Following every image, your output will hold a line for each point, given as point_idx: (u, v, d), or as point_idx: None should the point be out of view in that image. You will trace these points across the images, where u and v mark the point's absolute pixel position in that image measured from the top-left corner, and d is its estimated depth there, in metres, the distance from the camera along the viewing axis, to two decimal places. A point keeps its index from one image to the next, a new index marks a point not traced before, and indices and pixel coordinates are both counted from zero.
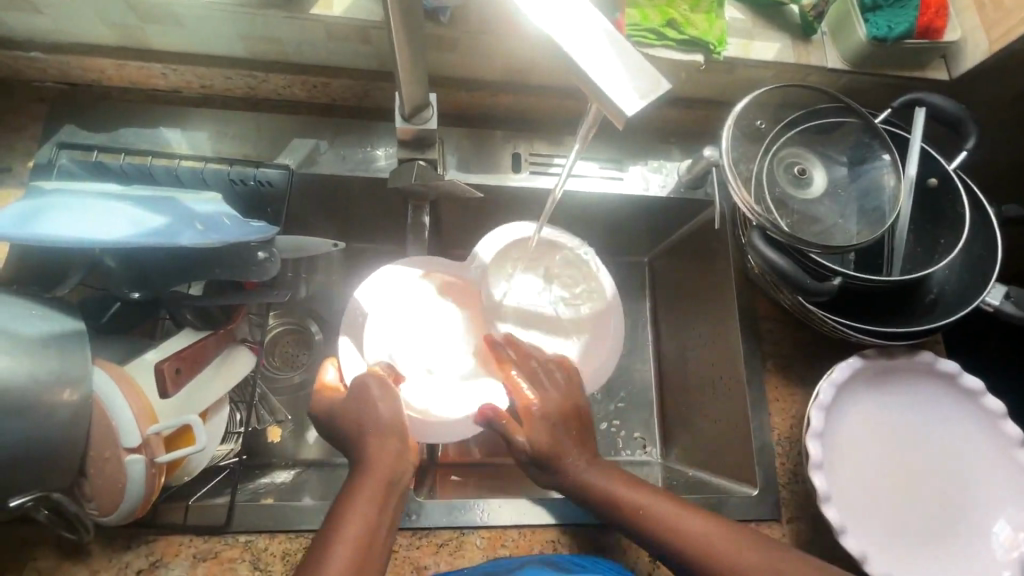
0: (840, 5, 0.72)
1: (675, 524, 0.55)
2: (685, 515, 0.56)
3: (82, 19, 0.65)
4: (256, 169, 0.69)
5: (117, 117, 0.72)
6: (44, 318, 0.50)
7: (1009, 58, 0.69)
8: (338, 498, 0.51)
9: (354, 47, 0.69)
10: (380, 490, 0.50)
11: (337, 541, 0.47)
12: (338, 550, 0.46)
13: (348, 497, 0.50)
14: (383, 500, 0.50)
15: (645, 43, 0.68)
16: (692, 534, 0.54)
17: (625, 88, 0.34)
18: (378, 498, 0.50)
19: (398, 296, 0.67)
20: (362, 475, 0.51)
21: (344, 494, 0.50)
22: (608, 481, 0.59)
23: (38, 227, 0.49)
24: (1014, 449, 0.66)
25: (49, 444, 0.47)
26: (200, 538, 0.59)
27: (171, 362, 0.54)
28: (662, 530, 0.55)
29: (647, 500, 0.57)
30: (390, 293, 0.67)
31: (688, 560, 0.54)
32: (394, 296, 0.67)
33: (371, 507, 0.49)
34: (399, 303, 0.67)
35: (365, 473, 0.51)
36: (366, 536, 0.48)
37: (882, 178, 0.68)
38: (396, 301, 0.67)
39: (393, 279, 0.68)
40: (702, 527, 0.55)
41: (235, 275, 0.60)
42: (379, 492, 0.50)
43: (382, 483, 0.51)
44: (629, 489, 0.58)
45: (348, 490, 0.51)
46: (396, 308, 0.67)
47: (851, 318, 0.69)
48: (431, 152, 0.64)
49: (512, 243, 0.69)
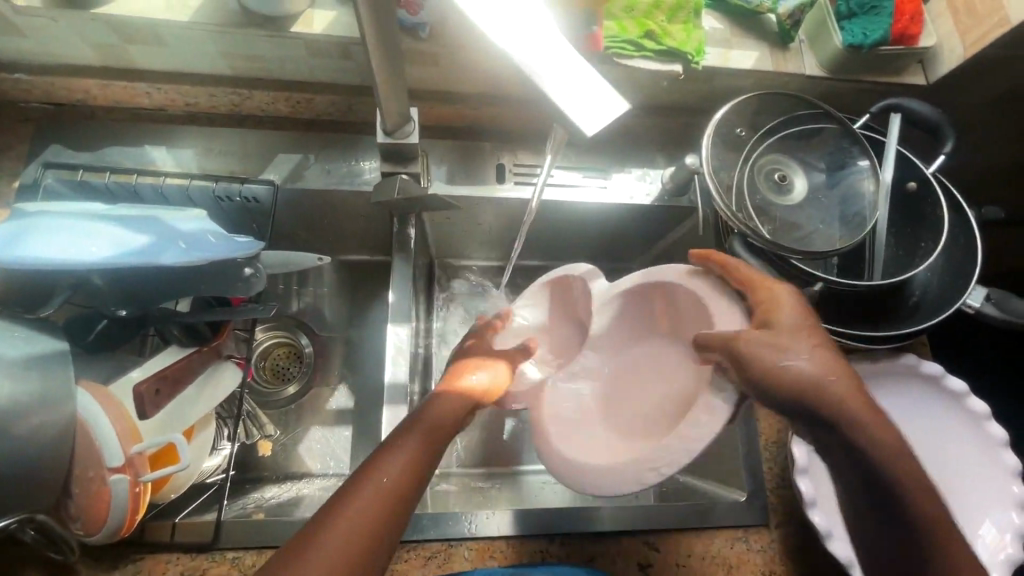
0: (815, 14, 0.73)
1: (890, 456, 0.47)
2: (913, 457, 0.48)
3: (64, 39, 0.65)
4: (242, 185, 0.69)
5: (102, 137, 0.72)
6: (25, 340, 0.50)
7: (984, 61, 0.70)
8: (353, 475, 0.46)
9: (336, 62, 0.70)
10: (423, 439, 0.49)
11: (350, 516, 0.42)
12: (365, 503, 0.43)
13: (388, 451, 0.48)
14: (432, 443, 0.49)
15: (624, 55, 0.69)
16: (906, 483, 0.46)
17: (588, 110, 0.35)
18: (427, 441, 0.49)
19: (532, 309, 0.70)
20: (416, 419, 0.51)
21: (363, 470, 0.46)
22: (877, 422, 0.48)
23: (19, 251, 0.50)
24: (999, 449, 0.67)
25: (29, 466, 0.47)
26: (187, 555, 0.60)
27: (150, 383, 0.54)
28: (881, 464, 0.47)
29: (885, 436, 0.47)
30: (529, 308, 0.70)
31: (886, 490, 0.47)
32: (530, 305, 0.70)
33: (422, 448, 0.49)
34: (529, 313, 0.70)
35: (418, 416, 0.51)
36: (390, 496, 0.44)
37: (861, 182, 0.69)
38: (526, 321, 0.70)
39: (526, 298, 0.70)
40: (926, 489, 0.47)
41: (220, 290, 0.61)
42: (427, 437, 0.50)
43: (430, 428, 0.50)
44: (888, 431, 0.48)
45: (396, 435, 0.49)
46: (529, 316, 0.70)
47: (834, 322, 0.69)
48: (413, 165, 0.66)
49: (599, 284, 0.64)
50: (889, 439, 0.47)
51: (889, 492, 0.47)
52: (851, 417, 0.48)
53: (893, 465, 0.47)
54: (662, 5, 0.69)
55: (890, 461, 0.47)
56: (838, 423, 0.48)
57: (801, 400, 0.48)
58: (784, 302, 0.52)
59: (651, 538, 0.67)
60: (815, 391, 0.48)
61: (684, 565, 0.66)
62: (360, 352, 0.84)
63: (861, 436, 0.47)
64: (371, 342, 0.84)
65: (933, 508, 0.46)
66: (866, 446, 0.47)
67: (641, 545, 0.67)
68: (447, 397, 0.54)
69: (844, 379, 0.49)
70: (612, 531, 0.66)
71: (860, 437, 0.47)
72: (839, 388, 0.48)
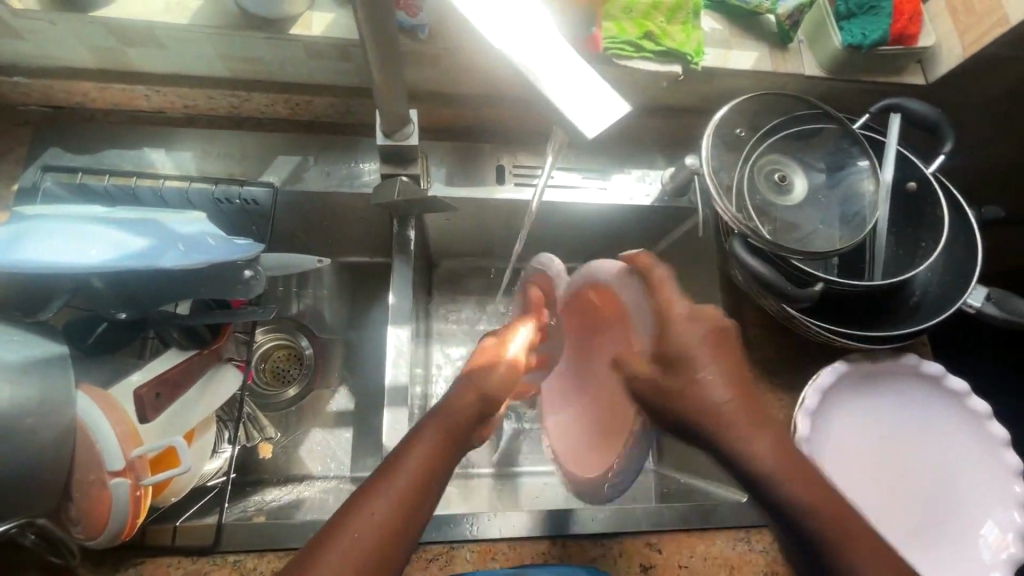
0: (815, 14, 0.73)
1: (772, 474, 0.47)
2: (805, 476, 0.47)
3: (62, 42, 0.65)
4: (242, 187, 0.70)
5: (101, 140, 0.72)
6: (25, 343, 0.50)
7: (983, 61, 0.70)
8: (359, 488, 0.45)
9: (336, 64, 0.70)
10: (438, 442, 0.49)
11: (359, 536, 0.42)
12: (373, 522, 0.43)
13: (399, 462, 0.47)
14: (446, 449, 0.49)
15: (623, 56, 0.68)
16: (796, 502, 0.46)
17: (588, 112, 0.35)
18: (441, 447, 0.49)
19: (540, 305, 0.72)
20: (430, 420, 0.51)
21: (372, 483, 0.45)
22: (760, 438, 0.48)
23: (18, 254, 0.50)
24: (1001, 449, 0.67)
25: (29, 470, 0.47)
26: (188, 559, 0.60)
27: (151, 388, 0.54)
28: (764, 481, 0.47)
29: (763, 453, 0.48)
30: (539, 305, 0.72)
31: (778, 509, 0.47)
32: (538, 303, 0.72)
33: (435, 453, 0.48)
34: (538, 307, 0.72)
35: (432, 417, 0.51)
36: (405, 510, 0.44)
37: (861, 182, 0.69)
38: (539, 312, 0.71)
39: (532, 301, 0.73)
40: (818, 508, 0.46)
41: (220, 293, 0.61)
42: (442, 439, 0.49)
43: (446, 431, 0.50)
44: (779, 450, 0.48)
45: (409, 439, 0.49)
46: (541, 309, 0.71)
47: (835, 323, 0.69)
48: (413, 167, 0.66)
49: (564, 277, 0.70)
50: (773, 458, 0.47)
51: (781, 511, 0.47)
52: (736, 433, 0.48)
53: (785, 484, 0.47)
54: (661, 6, 0.69)
55: (780, 480, 0.47)
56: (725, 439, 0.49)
57: (690, 416, 0.50)
58: (678, 312, 0.53)
59: (652, 539, 0.67)
60: (697, 404, 0.50)
61: (687, 566, 0.66)
62: (360, 354, 0.84)
63: (747, 454, 0.48)
64: (371, 344, 0.84)
65: (833, 525, 0.45)
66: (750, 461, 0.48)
67: (643, 546, 0.67)
68: (479, 377, 0.55)
69: (729, 394, 0.50)
70: (614, 532, 0.66)
71: (745, 453, 0.48)
72: (720, 408, 0.49)
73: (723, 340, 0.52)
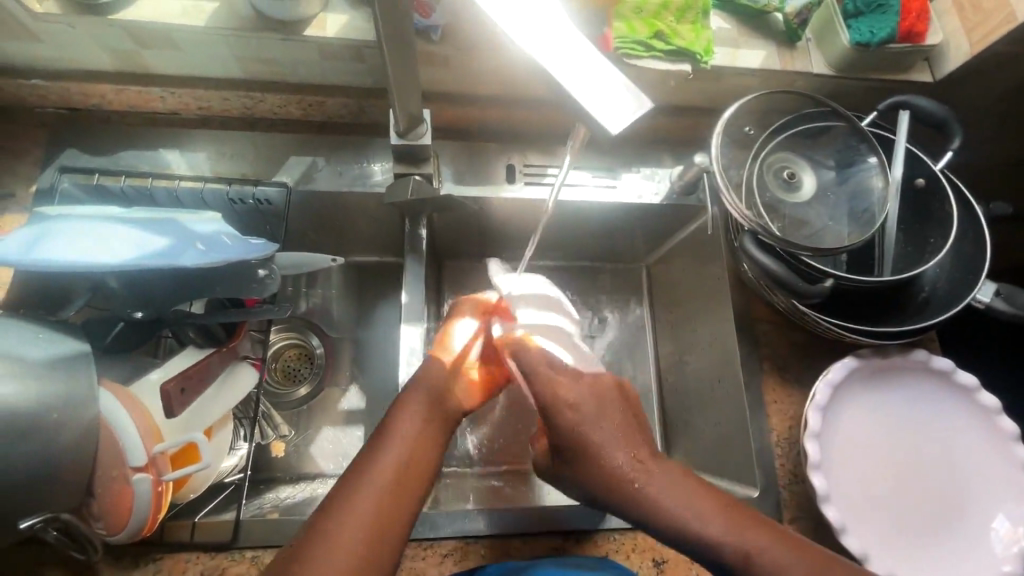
0: (823, 12, 0.73)
1: (675, 512, 0.49)
2: (709, 503, 0.50)
3: (81, 45, 0.66)
4: (255, 187, 0.71)
5: (117, 141, 0.73)
6: (49, 342, 0.51)
7: (991, 58, 0.70)
8: (349, 470, 0.50)
9: (349, 65, 0.71)
10: (422, 418, 0.54)
11: (350, 510, 0.46)
12: (361, 501, 0.47)
13: (382, 442, 0.51)
14: (427, 422, 0.54)
15: (633, 55, 0.69)
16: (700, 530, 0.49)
17: (610, 109, 0.35)
18: (421, 423, 0.53)
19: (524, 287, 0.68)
20: (408, 399, 0.55)
21: (360, 463, 0.50)
22: (659, 482, 0.51)
23: (41, 254, 0.50)
24: (1010, 444, 0.67)
25: (55, 465, 0.48)
26: (207, 554, 0.61)
27: (176, 383, 0.55)
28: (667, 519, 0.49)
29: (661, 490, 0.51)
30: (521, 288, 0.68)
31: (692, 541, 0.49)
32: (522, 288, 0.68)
33: (417, 427, 0.53)
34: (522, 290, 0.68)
35: (408, 399, 0.55)
36: (394, 482, 0.49)
37: (870, 180, 0.69)
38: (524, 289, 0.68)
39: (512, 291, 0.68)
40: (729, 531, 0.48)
41: (237, 292, 0.62)
42: (422, 416, 0.54)
43: (425, 407, 0.55)
44: (674, 486, 0.51)
45: (390, 422, 0.53)
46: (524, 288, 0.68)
47: (845, 319, 0.70)
48: (426, 166, 0.67)
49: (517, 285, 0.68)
50: (671, 499, 0.50)
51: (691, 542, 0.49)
52: (635, 486, 0.51)
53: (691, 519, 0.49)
54: (670, 5, 0.69)
55: (677, 513, 0.49)
56: (630, 500, 0.51)
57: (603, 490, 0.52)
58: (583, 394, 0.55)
59: None
60: (604, 482, 0.52)
61: (698, 561, 0.67)
62: (371, 352, 0.85)
63: (646, 497, 0.51)
64: (383, 343, 0.85)
65: (734, 532, 0.48)
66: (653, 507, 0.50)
67: (655, 541, 0.67)
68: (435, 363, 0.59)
69: (623, 450, 0.53)
70: (626, 527, 0.67)
71: (647, 506, 0.50)
72: (622, 471, 0.52)
73: (607, 405, 0.55)
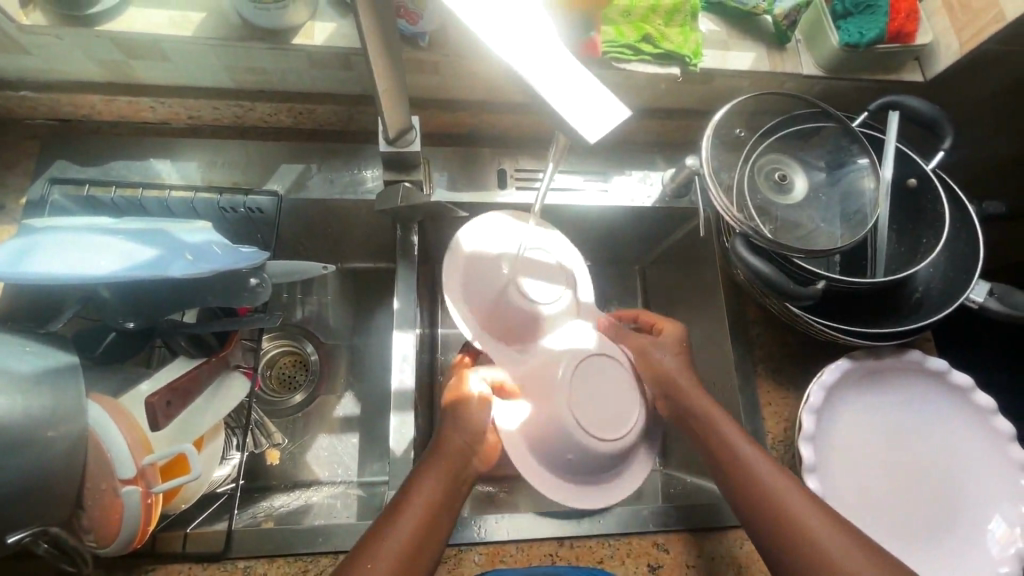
0: (811, 15, 0.73)
1: (722, 438, 0.58)
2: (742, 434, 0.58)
3: (69, 57, 0.66)
4: (245, 196, 0.70)
5: (107, 152, 0.73)
6: (36, 355, 0.51)
7: (980, 57, 0.70)
8: (376, 520, 0.51)
9: (338, 74, 0.71)
10: (444, 477, 0.53)
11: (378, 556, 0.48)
12: (390, 545, 0.48)
13: (409, 495, 0.52)
14: (450, 481, 0.53)
15: (622, 59, 0.69)
16: (738, 453, 0.57)
17: (589, 118, 0.35)
18: (445, 480, 0.53)
19: (502, 239, 0.66)
20: (437, 454, 0.55)
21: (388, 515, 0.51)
22: (714, 414, 0.60)
23: (28, 267, 0.50)
24: (1006, 444, 0.67)
25: (42, 479, 0.48)
26: (199, 564, 0.61)
27: (161, 395, 0.54)
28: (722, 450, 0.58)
29: (722, 428, 0.59)
30: (500, 241, 0.66)
31: (729, 470, 0.56)
32: (502, 244, 0.66)
33: (439, 485, 0.53)
34: (503, 246, 0.66)
35: (438, 451, 0.55)
36: (416, 542, 0.49)
37: (861, 180, 0.69)
38: (504, 243, 0.66)
39: (494, 247, 0.66)
40: (759, 461, 0.56)
41: (226, 301, 0.61)
42: (447, 472, 0.54)
43: (449, 466, 0.54)
44: (718, 414, 0.60)
45: (421, 467, 0.54)
46: (503, 243, 0.66)
47: (837, 319, 0.70)
48: (415, 173, 0.66)
49: (496, 238, 0.66)
50: (726, 424, 0.59)
51: (724, 463, 0.57)
52: (704, 413, 0.60)
53: (733, 443, 0.58)
54: (659, 8, 0.70)
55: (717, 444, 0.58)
56: (703, 424, 0.59)
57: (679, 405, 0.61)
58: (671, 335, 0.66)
59: (660, 539, 0.67)
60: (683, 394, 0.61)
61: (693, 566, 0.66)
62: (366, 358, 0.85)
63: (708, 429, 0.59)
64: (378, 349, 0.85)
65: (757, 456, 0.56)
66: (711, 439, 0.59)
67: (650, 545, 0.67)
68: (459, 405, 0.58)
69: (695, 385, 0.62)
70: (621, 533, 0.67)
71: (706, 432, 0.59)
72: (685, 381, 0.62)
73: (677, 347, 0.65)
